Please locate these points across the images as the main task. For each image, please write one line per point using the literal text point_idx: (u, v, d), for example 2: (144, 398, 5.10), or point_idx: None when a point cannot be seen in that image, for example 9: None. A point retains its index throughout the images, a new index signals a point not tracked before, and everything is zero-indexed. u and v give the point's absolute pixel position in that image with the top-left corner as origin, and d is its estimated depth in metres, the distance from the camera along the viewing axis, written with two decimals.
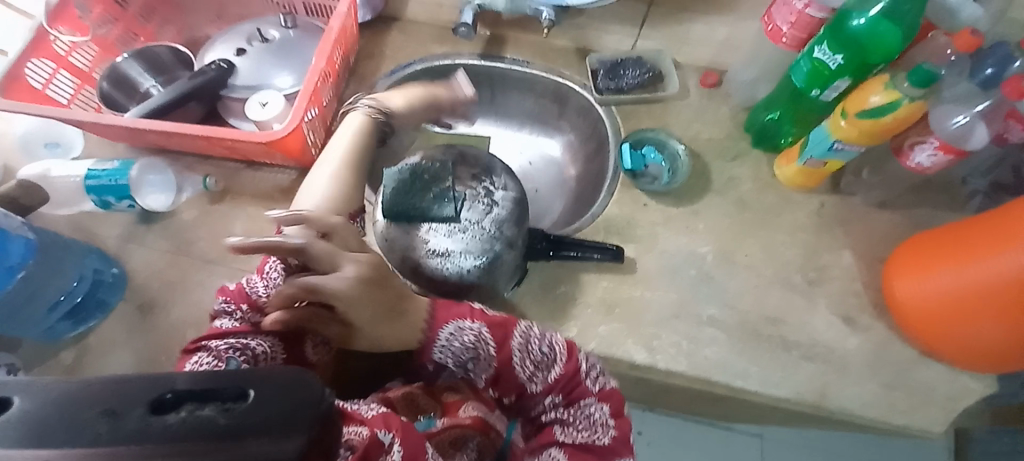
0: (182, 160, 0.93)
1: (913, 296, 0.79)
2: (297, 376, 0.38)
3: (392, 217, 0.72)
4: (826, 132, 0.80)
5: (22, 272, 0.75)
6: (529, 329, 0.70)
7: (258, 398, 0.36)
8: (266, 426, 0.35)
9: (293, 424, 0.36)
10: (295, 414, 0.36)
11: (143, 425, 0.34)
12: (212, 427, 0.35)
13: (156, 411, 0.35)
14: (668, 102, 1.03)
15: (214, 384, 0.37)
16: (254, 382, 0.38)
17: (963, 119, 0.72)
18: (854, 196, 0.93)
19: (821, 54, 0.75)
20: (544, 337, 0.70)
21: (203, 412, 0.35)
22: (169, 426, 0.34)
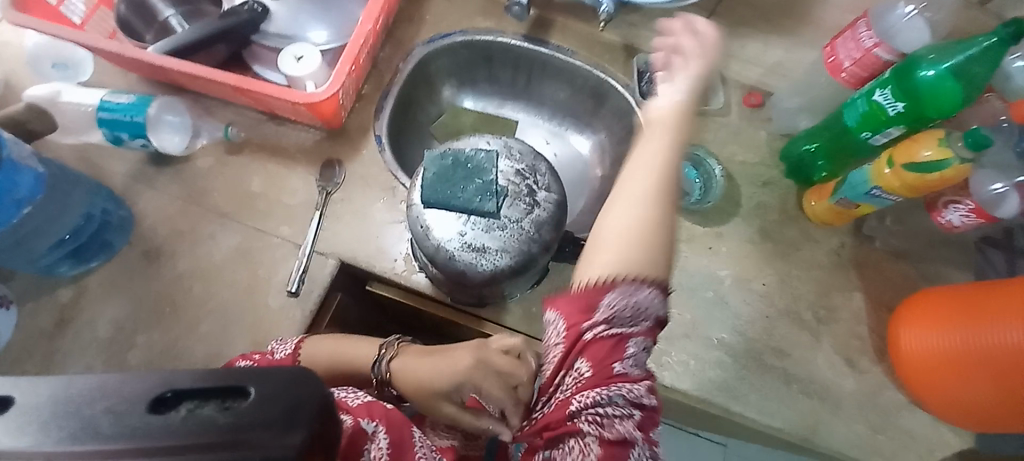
0: (201, 103, 0.88)
1: (917, 345, 0.81)
2: (303, 372, 0.35)
3: (427, 203, 0.68)
4: (867, 177, 0.80)
5: (29, 207, 0.67)
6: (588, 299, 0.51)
7: (261, 395, 0.33)
8: (270, 424, 0.32)
9: (300, 423, 0.32)
10: (303, 411, 0.33)
11: (144, 425, 0.30)
12: (213, 427, 0.31)
13: (156, 410, 0.31)
14: (707, 117, 1.01)
15: (213, 379, 0.33)
16: (255, 378, 0.34)
17: (1000, 188, 0.71)
18: (872, 240, 0.93)
19: (882, 98, 0.74)
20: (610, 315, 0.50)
21: (202, 411, 0.31)
22: (170, 426, 0.30)
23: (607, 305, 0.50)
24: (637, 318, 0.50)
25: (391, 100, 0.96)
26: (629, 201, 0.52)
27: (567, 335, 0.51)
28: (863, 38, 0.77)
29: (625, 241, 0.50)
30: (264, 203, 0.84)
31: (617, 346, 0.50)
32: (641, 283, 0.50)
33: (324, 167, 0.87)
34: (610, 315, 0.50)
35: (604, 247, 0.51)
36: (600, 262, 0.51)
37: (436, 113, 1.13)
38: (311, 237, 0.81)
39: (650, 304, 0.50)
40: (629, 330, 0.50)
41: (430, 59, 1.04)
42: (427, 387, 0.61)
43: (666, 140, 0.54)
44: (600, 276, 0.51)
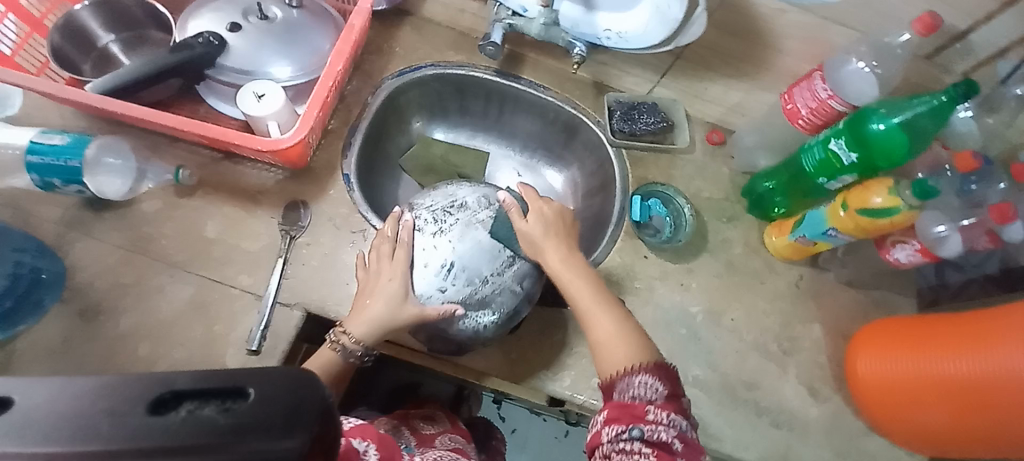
0: (148, 140, 0.81)
1: (879, 372, 0.84)
2: (302, 373, 0.37)
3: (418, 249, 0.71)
4: (824, 217, 0.85)
5: None
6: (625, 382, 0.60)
7: (260, 396, 0.35)
8: (267, 424, 0.34)
9: (299, 427, 0.35)
10: (302, 414, 0.36)
11: (145, 425, 0.34)
12: (212, 426, 0.34)
13: (156, 411, 0.35)
14: (674, 154, 1.04)
15: (214, 381, 0.36)
16: (254, 380, 0.36)
17: (943, 230, 0.79)
18: (828, 271, 0.98)
19: (837, 147, 0.80)
20: (638, 386, 0.58)
21: (203, 412, 0.35)
22: (171, 426, 0.34)
23: (623, 391, 0.59)
24: (649, 392, 0.58)
25: (360, 135, 0.92)
26: (601, 303, 0.67)
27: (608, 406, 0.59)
28: (818, 90, 0.84)
29: (609, 344, 0.64)
30: (221, 250, 0.78)
31: (633, 409, 0.56)
32: (645, 370, 0.60)
33: (286, 208, 0.82)
34: (623, 395, 0.58)
35: (611, 350, 0.63)
36: (611, 359, 0.63)
37: (405, 145, 1.10)
38: (274, 286, 0.76)
39: (656, 382, 0.59)
40: (642, 398, 0.57)
41: (401, 91, 1.01)
42: (377, 329, 0.69)
43: (555, 244, 0.72)
44: (610, 377, 0.61)
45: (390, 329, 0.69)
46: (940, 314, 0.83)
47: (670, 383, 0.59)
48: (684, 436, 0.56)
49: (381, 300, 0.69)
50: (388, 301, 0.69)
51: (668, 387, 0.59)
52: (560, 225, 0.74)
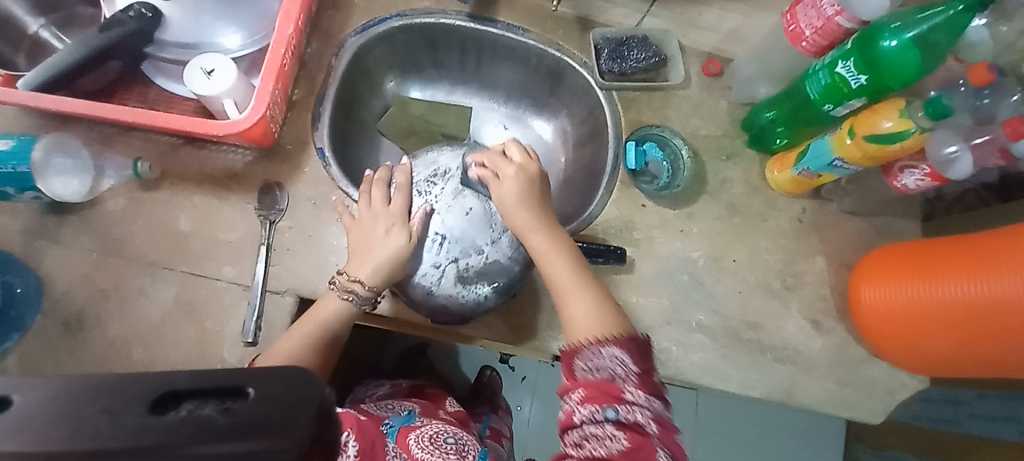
0: (99, 134, 0.75)
1: (883, 302, 0.83)
2: (300, 373, 0.36)
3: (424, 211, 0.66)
4: (829, 147, 0.80)
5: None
6: (602, 356, 0.51)
7: (261, 395, 0.34)
8: (269, 423, 0.33)
9: (297, 425, 0.33)
10: (301, 411, 0.34)
11: (143, 425, 0.31)
12: (212, 427, 0.32)
13: (156, 411, 0.32)
14: (668, 92, 0.97)
15: (211, 380, 0.34)
16: (253, 379, 0.35)
17: (953, 151, 0.73)
18: (831, 202, 0.95)
19: (844, 70, 0.74)
20: (606, 362, 0.50)
21: (202, 412, 0.32)
22: (170, 426, 0.31)
23: (584, 366, 0.51)
24: (617, 370, 0.50)
25: (328, 103, 0.85)
26: (586, 293, 0.58)
27: (579, 387, 0.50)
28: (824, 7, 0.75)
29: (584, 317, 0.56)
30: (199, 243, 0.74)
31: (606, 394, 0.49)
32: (611, 341, 0.52)
33: (261, 189, 0.78)
34: (587, 374, 0.50)
35: (575, 323, 0.56)
36: (577, 329, 0.55)
37: (381, 108, 1.03)
38: (261, 274, 0.73)
39: (628, 356, 0.51)
40: (613, 379, 0.50)
41: (366, 48, 0.92)
42: (384, 271, 0.62)
43: (531, 213, 0.61)
44: (576, 343, 0.53)
45: (396, 268, 0.63)
46: (953, 240, 0.79)
47: (643, 357, 0.51)
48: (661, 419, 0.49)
49: (382, 245, 0.62)
50: (393, 245, 0.62)
51: (641, 362, 0.51)
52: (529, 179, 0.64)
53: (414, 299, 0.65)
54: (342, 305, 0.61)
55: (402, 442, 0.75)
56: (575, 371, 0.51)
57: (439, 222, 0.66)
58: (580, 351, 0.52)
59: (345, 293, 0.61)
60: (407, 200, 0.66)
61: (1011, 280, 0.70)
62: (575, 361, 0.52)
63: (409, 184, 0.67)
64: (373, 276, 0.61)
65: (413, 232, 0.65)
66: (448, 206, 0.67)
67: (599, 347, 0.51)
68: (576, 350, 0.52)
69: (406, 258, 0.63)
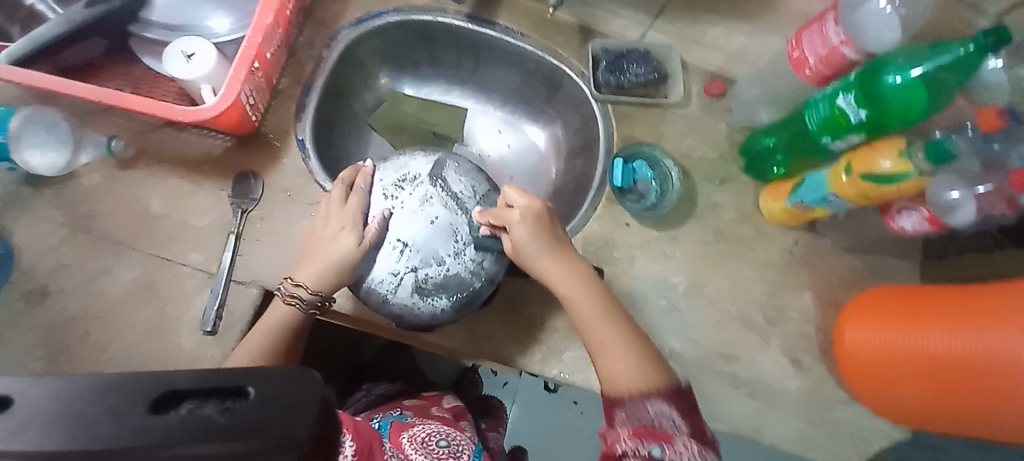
0: (83, 109, 0.76)
1: (866, 346, 0.79)
2: (303, 374, 0.37)
3: (387, 216, 0.64)
4: (824, 181, 0.76)
5: None
6: (659, 410, 0.50)
7: (261, 396, 0.35)
8: (270, 428, 0.34)
9: (301, 420, 0.35)
10: (303, 411, 0.35)
11: (145, 425, 0.32)
12: (214, 427, 0.33)
13: (156, 411, 0.33)
14: (665, 109, 0.94)
15: (212, 380, 0.35)
16: (254, 379, 0.35)
17: (956, 197, 0.68)
18: (826, 237, 0.91)
19: (844, 103, 0.70)
20: (656, 414, 0.50)
21: (203, 412, 0.33)
22: (170, 426, 0.32)
23: (631, 413, 0.51)
24: (665, 419, 0.50)
25: (314, 95, 0.84)
26: (621, 342, 0.57)
27: (627, 424, 0.50)
28: (831, 34, 0.72)
29: (620, 367, 0.54)
30: (169, 225, 0.74)
31: (655, 438, 0.48)
32: (660, 394, 0.51)
33: (236, 177, 0.77)
34: (633, 419, 0.50)
35: (608, 355, 0.56)
36: (613, 371, 0.54)
37: (374, 102, 1.01)
38: (227, 262, 0.73)
39: (675, 409, 0.50)
40: (661, 428, 0.49)
41: (360, 42, 0.91)
42: (331, 275, 0.62)
43: (569, 268, 0.60)
44: (619, 391, 0.53)
45: (345, 271, 0.62)
46: (921, 288, 0.78)
47: (692, 414, 0.51)
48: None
49: (335, 249, 0.62)
50: (341, 248, 0.62)
51: (690, 418, 0.50)
52: (547, 223, 0.61)
53: (370, 305, 0.64)
54: (287, 310, 0.61)
55: (396, 441, 0.69)
56: (624, 417, 0.51)
57: (400, 229, 0.64)
58: (647, 399, 0.51)
59: (289, 296, 0.61)
60: (372, 204, 0.65)
61: (1007, 325, 0.65)
62: (628, 399, 0.52)
63: (369, 186, 0.66)
64: (319, 280, 0.61)
65: (370, 237, 0.63)
66: (411, 214, 0.64)
67: (654, 398, 0.51)
68: (620, 391, 0.53)
69: (355, 262, 0.62)
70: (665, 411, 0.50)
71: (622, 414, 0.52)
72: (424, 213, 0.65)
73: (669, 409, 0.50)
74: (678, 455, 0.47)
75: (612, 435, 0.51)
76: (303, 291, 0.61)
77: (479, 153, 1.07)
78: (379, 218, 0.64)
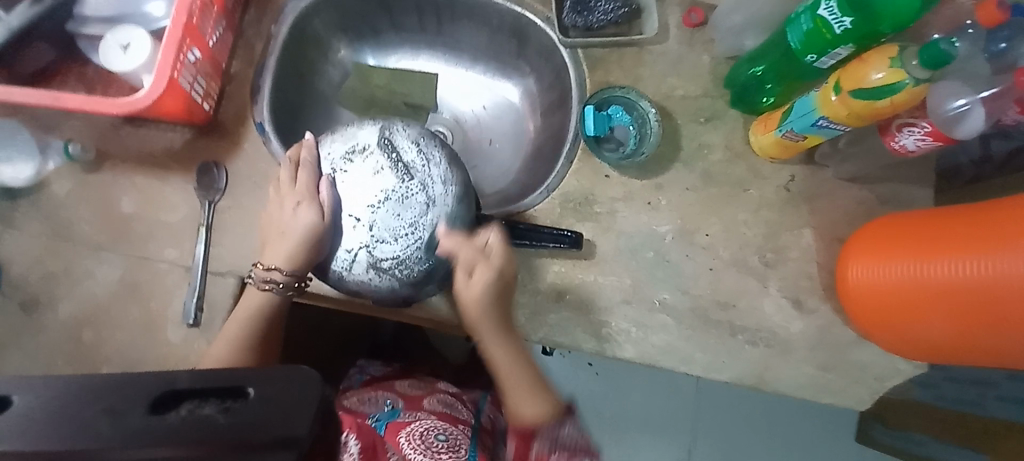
0: (42, 117, 0.76)
1: (870, 279, 0.75)
2: (298, 374, 0.38)
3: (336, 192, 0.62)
4: (813, 104, 0.70)
5: None
6: (561, 432, 0.61)
7: (259, 397, 0.37)
8: (266, 424, 0.36)
9: (298, 414, 0.37)
10: (298, 408, 0.37)
11: (148, 425, 0.35)
12: (213, 426, 0.35)
13: (157, 410, 0.36)
14: (641, 48, 0.87)
15: (213, 382, 0.37)
16: (254, 379, 0.38)
17: (962, 104, 0.62)
18: (826, 168, 0.84)
19: (827, 12, 0.63)
20: (559, 439, 0.60)
21: (203, 411, 0.36)
22: (172, 425, 0.35)
23: (547, 440, 0.60)
24: (575, 439, 0.61)
25: (269, 76, 0.82)
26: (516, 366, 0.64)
27: (547, 451, 0.59)
28: None
29: (522, 395, 0.62)
30: (141, 225, 0.75)
31: (578, 453, 0.59)
32: (562, 419, 0.62)
33: (199, 170, 0.76)
34: (554, 448, 0.59)
35: (520, 401, 0.62)
36: (519, 411, 0.61)
37: (339, 78, 0.98)
38: (201, 255, 0.73)
39: (584, 432, 0.62)
40: (576, 444, 0.60)
41: (311, 15, 0.87)
42: (289, 259, 0.63)
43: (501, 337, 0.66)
44: (527, 422, 0.60)
45: (301, 249, 0.62)
46: (935, 212, 0.72)
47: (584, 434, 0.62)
48: None
49: (293, 226, 0.63)
50: (297, 226, 0.62)
51: (586, 438, 0.62)
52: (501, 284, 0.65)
53: (328, 281, 0.63)
54: (264, 294, 0.66)
55: (395, 443, 0.70)
56: (536, 438, 0.60)
57: (350, 204, 0.61)
58: (562, 426, 0.61)
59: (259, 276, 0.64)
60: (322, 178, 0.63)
61: (1012, 255, 0.62)
62: (543, 426, 0.60)
63: (317, 160, 0.64)
64: (285, 262, 0.63)
65: (322, 215, 0.62)
66: (361, 185, 0.62)
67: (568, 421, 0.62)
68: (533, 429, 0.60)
69: (310, 246, 0.62)
70: (568, 437, 0.60)
71: (539, 448, 0.60)
72: (375, 185, 0.62)
73: (570, 438, 0.60)
74: None
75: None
76: (275, 273, 0.64)
77: (453, 118, 1.03)
78: (331, 195, 0.62)
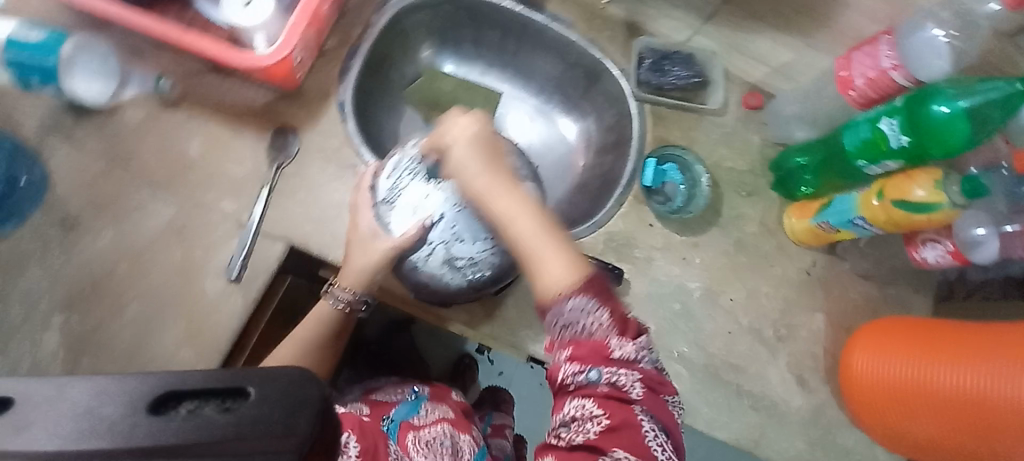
0: (127, 44, 0.76)
1: (870, 373, 0.80)
2: (301, 374, 0.37)
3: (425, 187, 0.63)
4: (854, 204, 0.77)
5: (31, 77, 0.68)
6: (570, 308, 0.50)
7: (260, 396, 0.35)
8: (270, 425, 0.34)
9: (302, 414, 0.36)
10: (301, 411, 0.36)
11: (148, 425, 0.32)
12: (213, 426, 0.33)
13: (158, 411, 0.34)
14: (701, 116, 0.94)
15: (213, 381, 0.35)
16: (253, 380, 0.36)
17: (982, 234, 0.69)
18: (845, 261, 0.91)
19: (887, 127, 0.70)
20: (571, 319, 0.50)
21: (203, 412, 0.34)
22: (173, 426, 0.33)
23: (555, 321, 0.51)
24: (584, 312, 0.50)
25: (360, 60, 0.85)
26: (552, 242, 0.54)
27: (565, 340, 0.51)
28: (882, 58, 0.72)
29: (545, 260, 0.53)
30: (204, 170, 0.75)
31: (591, 350, 0.49)
32: (577, 289, 0.50)
33: (273, 132, 0.78)
34: (564, 329, 0.50)
35: (542, 267, 0.53)
36: (546, 277, 0.52)
37: (412, 75, 1.01)
38: (257, 214, 0.73)
39: (595, 306, 0.50)
40: (591, 335, 0.50)
41: (409, 13, 0.92)
42: (363, 255, 0.65)
43: (495, 181, 0.56)
44: (545, 298, 0.52)
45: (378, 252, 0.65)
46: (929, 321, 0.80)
47: (604, 296, 0.51)
48: (649, 375, 0.50)
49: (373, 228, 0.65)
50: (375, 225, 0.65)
51: (604, 302, 0.50)
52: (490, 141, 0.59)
53: (399, 269, 0.67)
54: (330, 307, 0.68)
55: (401, 443, 0.69)
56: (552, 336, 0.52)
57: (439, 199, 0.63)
58: (574, 301, 0.50)
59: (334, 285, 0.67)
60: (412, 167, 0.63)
61: (1008, 370, 0.68)
62: (553, 309, 0.51)
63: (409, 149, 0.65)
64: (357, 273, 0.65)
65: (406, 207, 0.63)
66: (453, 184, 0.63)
67: (581, 283, 0.51)
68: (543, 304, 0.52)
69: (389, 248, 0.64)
70: (578, 310, 0.50)
71: (560, 323, 0.51)
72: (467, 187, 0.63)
73: (581, 312, 0.50)
74: (619, 384, 0.49)
75: (564, 322, 0.50)
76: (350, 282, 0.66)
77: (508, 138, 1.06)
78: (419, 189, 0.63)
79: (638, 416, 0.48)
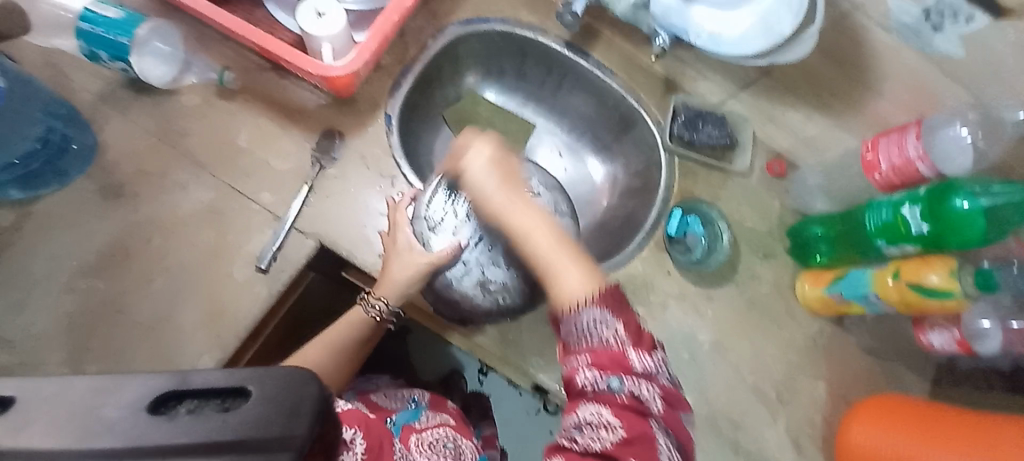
0: (200, 34, 0.80)
1: (870, 446, 0.80)
2: (299, 373, 0.35)
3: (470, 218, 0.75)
4: (869, 281, 0.80)
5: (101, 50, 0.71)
6: (592, 318, 0.53)
7: (259, 394, 0.34)
8: (265, 424, 0.32)
9: (300, 414, 0.34)
10: (298, 412, 0.34)
11: (143, 423, 0.32)
12: (210, 423, 0.32)
13: (157, 410, 0.33)
14: (727, 175, 0.97)
15: (212, 381, 0.35)
16: (254, 378, 0.35)
17: (988, 326, 0.72)
18: (851, 335, 0.93)
19: (909, 213, 0.73)
20: (593, 329, 0.52)
21: (203, 411, 0.33)
22: (170, 422, 0.32)
23: (574, 330, 0.54)
24: (605, 322, 0.52)
25: (412, 78, 0.88)
26: (566, 253, 0.58)
27: (585, 347, 0.52)
28: (909, 147, 0.76)
29: (562, 269, 0.57)
30: (249, 161, 0.77)
31: (612, 360, 0.51)
32: (595, 299, 0.53)
33: (320, 134, 0.80)
34: (585, 337, 0.53)
35: (559, 276, 0.57)
36: (562, 285, 0.56)
37: (454, 98, 1.05)
38: (296, 210, 0.75)
39: (614, 317, 0.52)
40: (611, 344, 0.51)
41: (462, 40, 0.96)
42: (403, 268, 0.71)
43: (511, 197, 0.62)
44: (561, 307, 0.55)
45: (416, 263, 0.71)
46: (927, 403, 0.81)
47: (623, 309, 0.53)
48: (667, 391, 0.51)
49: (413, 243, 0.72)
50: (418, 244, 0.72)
51: (622, 314, 0.53)
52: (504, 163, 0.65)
53: (436, 286, 0.76)
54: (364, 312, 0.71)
55: (405, 443, 0.69)
56: (574, 344, 0.53)
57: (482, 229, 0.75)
58: (598, 311, 0.53)
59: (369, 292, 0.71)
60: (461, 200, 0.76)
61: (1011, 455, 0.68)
62: (577, 315, 0.54)
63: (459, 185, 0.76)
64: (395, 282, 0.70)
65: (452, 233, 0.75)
66: None
67: (604, 294, 0.54)
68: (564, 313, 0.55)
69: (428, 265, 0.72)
70: (599, 320, 0.52)
71: (581, 332, 0.53)
72: None
73: (603, 322, 0.52)
74: (637, 394, 0.50)
75: (585, 333, 0.53)
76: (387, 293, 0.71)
77: None
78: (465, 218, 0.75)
79: (653, 431, 0.49)
